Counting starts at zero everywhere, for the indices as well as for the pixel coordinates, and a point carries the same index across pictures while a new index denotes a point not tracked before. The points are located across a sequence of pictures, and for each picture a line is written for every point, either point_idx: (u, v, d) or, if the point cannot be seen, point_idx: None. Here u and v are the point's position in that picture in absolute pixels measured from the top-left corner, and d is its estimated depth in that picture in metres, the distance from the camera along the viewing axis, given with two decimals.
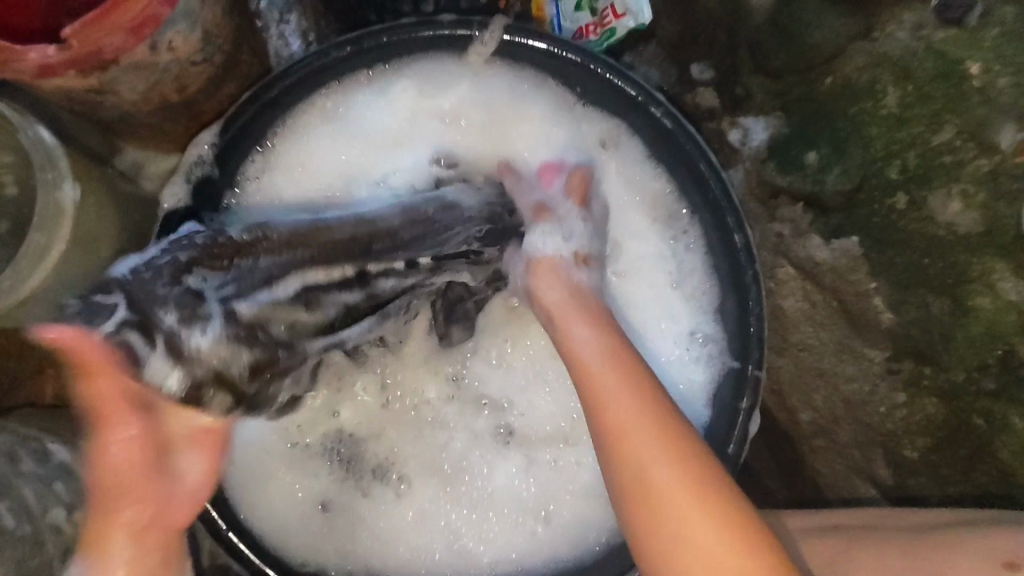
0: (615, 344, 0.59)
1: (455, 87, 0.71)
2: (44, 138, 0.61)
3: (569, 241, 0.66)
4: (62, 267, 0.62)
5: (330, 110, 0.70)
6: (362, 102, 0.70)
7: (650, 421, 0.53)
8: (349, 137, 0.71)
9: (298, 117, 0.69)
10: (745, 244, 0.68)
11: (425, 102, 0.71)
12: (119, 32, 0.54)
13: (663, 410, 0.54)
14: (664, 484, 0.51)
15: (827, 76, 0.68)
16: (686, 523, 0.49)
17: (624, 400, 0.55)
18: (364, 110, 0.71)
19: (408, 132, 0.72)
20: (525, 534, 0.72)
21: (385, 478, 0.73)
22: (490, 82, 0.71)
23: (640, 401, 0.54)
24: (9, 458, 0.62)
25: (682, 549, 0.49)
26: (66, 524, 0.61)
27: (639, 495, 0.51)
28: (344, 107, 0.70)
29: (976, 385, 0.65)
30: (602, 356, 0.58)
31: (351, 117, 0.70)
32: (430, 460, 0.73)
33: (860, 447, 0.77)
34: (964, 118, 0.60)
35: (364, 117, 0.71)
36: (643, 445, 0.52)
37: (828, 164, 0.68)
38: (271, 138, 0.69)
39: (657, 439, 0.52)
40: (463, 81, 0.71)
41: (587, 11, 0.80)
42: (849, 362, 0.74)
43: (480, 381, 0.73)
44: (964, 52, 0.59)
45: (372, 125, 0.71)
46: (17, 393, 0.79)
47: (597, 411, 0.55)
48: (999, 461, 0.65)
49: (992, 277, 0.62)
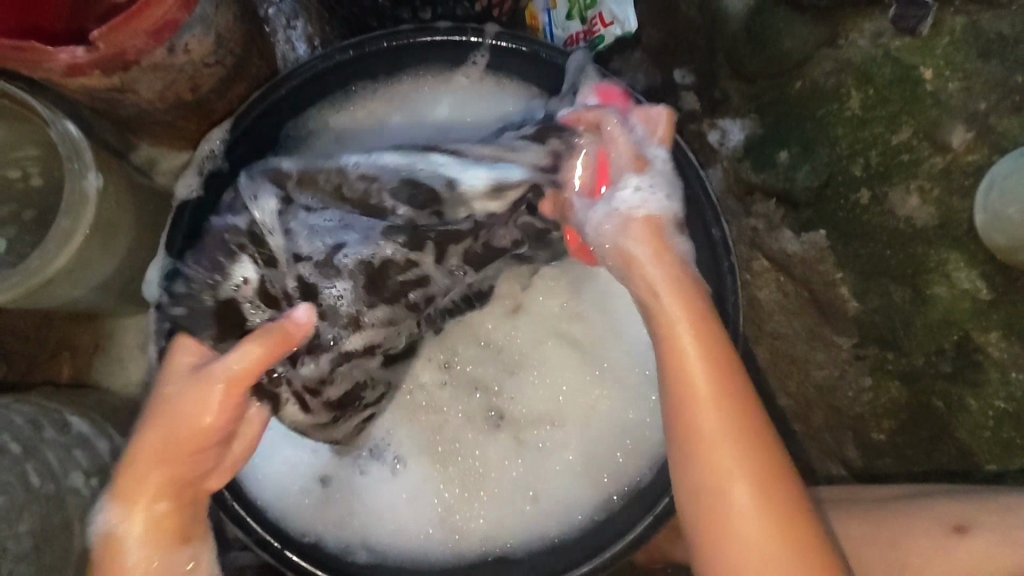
0: (710, 327, 0.58)
1: (440, 101, 0.77)
2: (71, 131, 0.65)
3: (649, 194, 0.66)
4: (84, 250, 0.67)
5: (329, 126, 0.75)
6: (357, 120, 0.75)
7: (740, 442, 0.54)
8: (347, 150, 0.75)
9: (300, 129, 0.74)
10: (722, 237, 0.72)
11: (416, 121, 0.77)
12: (141, 35, 0.59)
13: (754, 432, 0.55)
14: (740, 503, 0.53)
15: (797, 80, 0.73)
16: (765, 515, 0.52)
17: (716, 414, 0.54)
18: (361, 129, 0.76)
19: None
20: (515, 511, 0.76)
21: (381, 457, 0.77)
22: (474, 97, 0.77)
23: (732, 417, 0.54)
24: (34, 426, 0.67)
25: (718, 498, 0.53)
26: (85, 488, 0.66)
27: (706, 490, 0.54)
28: (341, 123, 0.75)
29: (935, 367, 0.70)
30: (709, 346, 0.57)
31: (348, 133, 0.75)
32: (426, 440, 0.77)
33: (831, 430, 0.80)
34: (918, 119, 0.66)
35: (362, 135, 0.76)
36: (724, 438, 0.54)
37: (798, 163, 0.73)
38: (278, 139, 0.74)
39: (745, 462, 0.53)
40: (447, 97, 0.77)
41: (578, 20, 0.85)
42: (819, 349, 0.78)
43: (471, 362, 0.77)
44: (916, 59, 0.66)
45: (370, 143, 0.76)
46: (35, 373, 0.84)
47: (674, 372, 0.56)
48: (958, 441, 0.71)
49: (947, 267, 0.67)
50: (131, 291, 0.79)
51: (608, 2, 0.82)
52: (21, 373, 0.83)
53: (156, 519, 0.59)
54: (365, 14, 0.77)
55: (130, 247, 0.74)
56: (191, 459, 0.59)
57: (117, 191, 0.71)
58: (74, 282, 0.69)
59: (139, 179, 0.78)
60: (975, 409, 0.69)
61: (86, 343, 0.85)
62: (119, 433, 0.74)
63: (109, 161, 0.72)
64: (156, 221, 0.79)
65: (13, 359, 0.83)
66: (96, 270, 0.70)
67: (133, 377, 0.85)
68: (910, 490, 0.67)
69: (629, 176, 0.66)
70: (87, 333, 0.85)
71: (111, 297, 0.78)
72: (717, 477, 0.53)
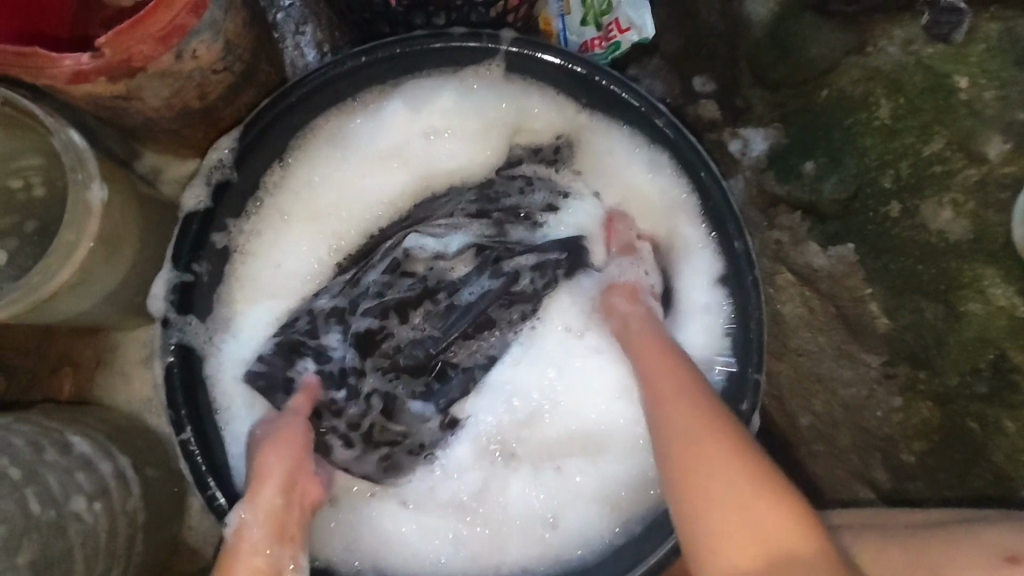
0: (679, 363, 0.63)
1: (444, 99, 0.73)
2: (75, 140, 0.63)
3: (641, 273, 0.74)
4: (88, 264, 0.64)
5: (331, 126, 0.72)
6: (362, 127, 0.73)
7: (705, 424, 0.56)
8: (354, 154, 0.73)
9: (307, 131, 0.72)
10: (745, 250, 0.70)
11: (414, 118, 0.74)
12: (149, 41, 0.57)
13: (723, 420, 0.57)
14: (719, 476, 0.52)
15: (823, 89, 0.70)
16: (729, 490, 0.51)
17: (684, 409, 0.58)
18: (361, 128, 0.73)
19: (400, 148, 0.74)
20: (533, 539, 0.73)
21: (391, 485, 0.74)
22: (476, 92, 0.74)
23: (699, 411, 0.57)
24: (34, 447, 0.64)
25: (693, 478, 0.53)
26: (87, 513, 0.64)
27: (685, 475, 0.54)
28: (347, 126, 0.73)
29: (970, 388, 0.67)
30: (670, 363, 0.63)
31: (353, 136, 0.73)
32: (437, 468, 0.75)
33: (859, 452, 0.79)
34: (952, 129, 0.63)
35: (361, 135, 0.73)
36: (695, 425, 0.56)
37: (825, 174, 0.70)
38: (289, 146, 0.71)
39: (717, 438, 0.54)
40: (453, 93, 0.73)
41: (593, 26, 0.82)
42: (846, 366, 0.76)
43: (486, 394, 0.76)
44: (950, 67, 0.63)
45: (368, 141, 0.74)
46: (35, 391, 0.82)
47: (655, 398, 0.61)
48: (995, 465, 0.68)
49: (982, 282, 0.64)
50: (135, 305, 0.77)
51: (624, 8, 0.81)
52: (22, 392, 0.81)
53: (267, 542, 0.62)
54: (375, 19, 0.74)
55: (136, 260, 0.72)
56: (289, 486, 0.65)
57: (122, 202, 0.69)
58: (77, 297, 0.67)
59: (144, 189, 0.76)
60: (1011, 431, 0.66)
61: (87, 359, 0.83)
62: (122, 452, 0.72)
63: (114, 172, 0.70)
64: (162, 233, 0.77)
65: (16, 374, 0.82)
66: (99, 284, 0.68)
67: (137, 393, 0.83)
68: (954, 517, 0.65)
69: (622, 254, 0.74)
70: (89, 348, 0.83)
71: (116, 311, 0.75)
72: (679, 459, 0.55)
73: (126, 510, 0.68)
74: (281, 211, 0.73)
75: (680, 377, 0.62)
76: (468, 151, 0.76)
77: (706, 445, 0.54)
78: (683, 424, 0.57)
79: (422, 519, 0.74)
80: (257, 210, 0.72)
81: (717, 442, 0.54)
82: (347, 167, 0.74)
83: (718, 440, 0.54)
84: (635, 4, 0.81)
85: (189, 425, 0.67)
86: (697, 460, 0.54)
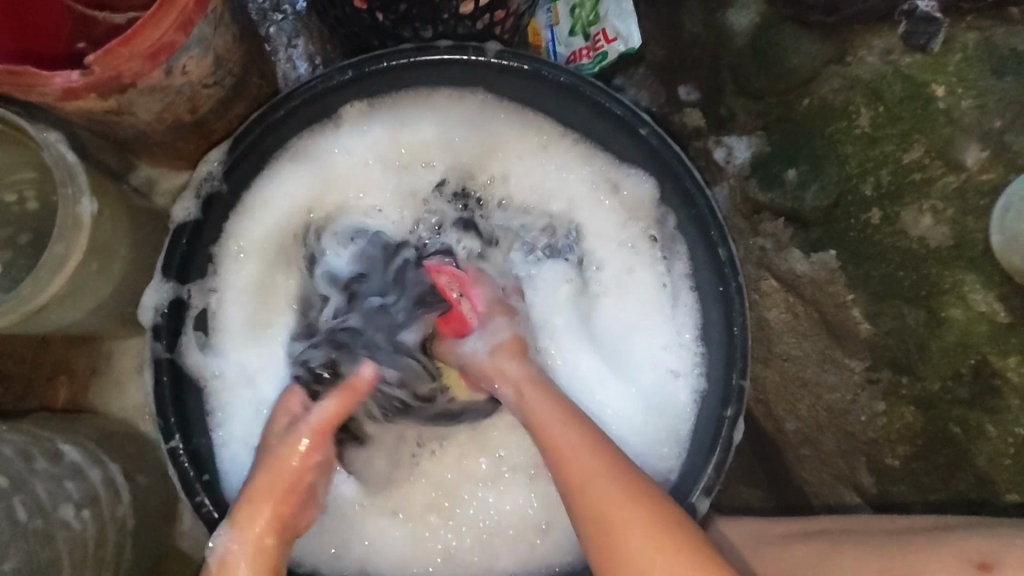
0: (594, 438, 0.59)
1: (425, 130, 0.76)
2: (65, 155, 0.65)
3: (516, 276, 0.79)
4: (79, 275, 0.66)
5: (315, 154, 0.75)
6: (338, 148, 0.75)
7: (589, 452, 0.58)
8: (338, 178, 0.76)
9: (293, 156, 0.74)
10: (729, 257, 0.70)
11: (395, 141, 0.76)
12: (137, 59, 0.58)
13: (617, 462, 0.57)
14: (635, 538, 0.52)
15: (805, 98, 0.72)
16: (607, 513, 0.54)
17: (568, 436, 0.59)
18: (341, 155, 0.75)
19: (382, 168, 0.77)
20: (525, 543, 0.74)
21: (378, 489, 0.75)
22: (455, 111, 0.76)
23: (578, 437, 0.59)
24: (25, 456, 0.65)
25: (613, 539, 0.53)
26: (75, 520, 0.65)
27: (604, 535, 0.54)
28: (332, 151, 0.75)
29: (951, 393, 0.67)
30: (583, 438, 0.59)
31: (336, 162, 0.75)
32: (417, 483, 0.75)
33: (844, 456, 0.78)
34: (931, 137, 0.64)
35: (341, 160, 0.75)
36: (614, 494, 0.55)
37: (807, 182, 0.72)
38: (276, 165, 0.73)
39: (622, 490, 0.55)
40: (429, 122, 0.76)
41: (580, 36, 0.84)
42: (830, 371, 0.77)
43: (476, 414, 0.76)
44: (928, 76, 0.64)
45: (349, 164, 0.76)
46: (30, 399, 0.83)
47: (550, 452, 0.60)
48: (977, 469, 0.68)
49: (963, 289, 0.64)
50: (126, 314, 0.78)
51: (611, 19, 0.81)
52: (17, 399, 0.82)
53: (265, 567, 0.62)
54: (365, 33, 0.75)
55: (127, 271, 0.73)
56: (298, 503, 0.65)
57: (114, 215, 0.70)
58: (67, 309, 0.68)
59: (135, 200, 0.77)
60: (994, 436, 0.66)
61: (82, 367, 0.85)
62: (114, 459, 0.73)
63: (105, 185, 0.71)
64: (152, 243, 0.78)
65: (13, 379, 0.83)
66: (89, 296, 0.69)
67: (130, 399, 0.84)
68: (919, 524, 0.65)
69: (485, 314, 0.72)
70: (85, 356, 0.85)
71: (108, 320, 0.77)
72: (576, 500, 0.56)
73: (116, 517, 0.70)
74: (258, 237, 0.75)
75: (585, 453, 0.58)
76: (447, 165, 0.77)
77: (578, 482, 0.56)
78: (587, 480, 0.56)
79: (409, 530, 0.75)
80: (236, 236, 0.74)
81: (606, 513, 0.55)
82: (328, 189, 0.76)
83: (594, 473, 0.56)
84: (622, 14, 0.81)
85: (178, 433, 0.68)
86: (552, 445, 0.60)
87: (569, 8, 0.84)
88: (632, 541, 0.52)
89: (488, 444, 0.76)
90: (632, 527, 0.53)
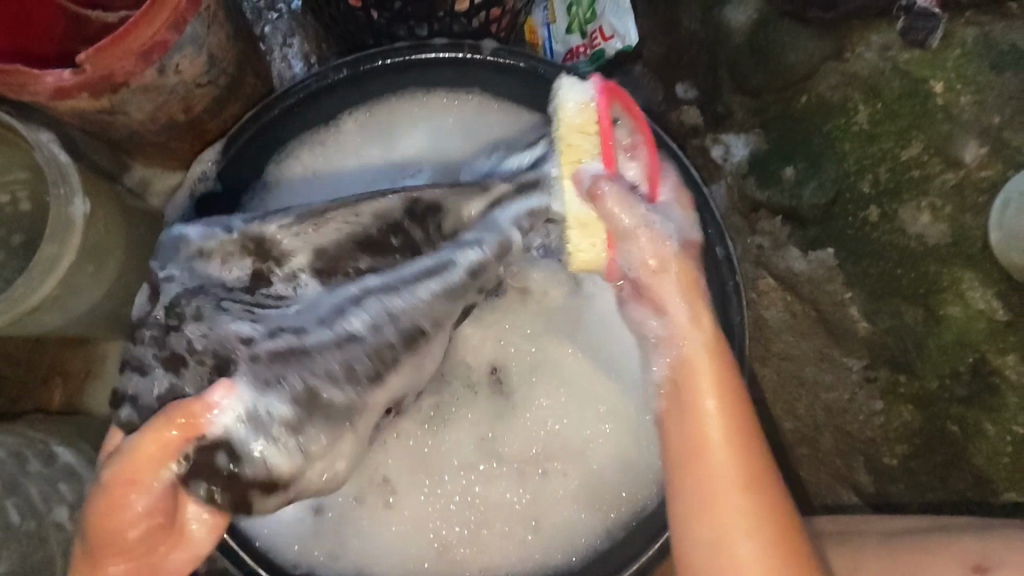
0: (740, 421, 0.53)
1: (420, 134, 0.74)
2: (57, 155, 0.64)
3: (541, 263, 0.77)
4: (71, 276, 0.65)
5: (308, 160, 0.73)
6: (329, 154, 0.73)
7: (732, 443, 0.52)
8: (331, 183, 0.73)
9: (286, 163, 0.72)
10: (726, 256, 0.70)
11: (390, 146, 0.74)
12: (130, 57, 0.58)
13: (757, 461, 0.52)
14: (747, 554, 0.50)
15: (803, 94, 0.71)
16: (726, 517, 0.51)
17: (714, 416, 0.53)
18: (335, 161, 0.73)
19: (375, 171, 0.74)
20: (515, 543, 0.74)
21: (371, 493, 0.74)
22: (449, 114, 0.74)
23: (729, 421, 0.53)
24: (17, 458, 0.65)
25: (726, 545, 0.51)
26: (68, 522, 0.65)
27: (717, 548, 0.51)
28: (326, 156, 0.73)
29: (949, 392, 0.67)
30: (732, 416, 0.53)
31: (330, 166, 0.73)
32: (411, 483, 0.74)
33: (842, 455, 0.78)
34: (929, 133, 0.64)
35: (334, 166, 0.73)
36: (741, 503, 0.51)
37: (805, 179, 0.71)
38: (268, 170, 0.72)
39: (750, 505, 0.51)
40: (426, 125, 0.74)
41: (577, 34, 0.84)
42: (828, 370, 0.76)
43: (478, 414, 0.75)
44: (926, 71, 0.63)
45: (343, 169, 0.73)
46: (24, 400, 0.82)
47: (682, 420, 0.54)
48: (975, 468, 0.67)
49: (961, 286, 0.64)
50: (121, 316, 0.78)
51: (608, 15, 0.81)
52: (11, 402, 0.82)
53: None
54: (360, 31, 0.75)
55: (120, 272, 0.73)
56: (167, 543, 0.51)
57: (107, 215, 0.70)
58: (60, 310, 0.67)
59: (129, 201, 0.77)
60: (993, 435, 0.65)
61: (77, 369, 0.84)
62: None
63: (98, 185, 0.71)
64: (146, 243, 0.78)
65: (7, 382, 0.82)
66: (83, 297, 0.69)
67: None
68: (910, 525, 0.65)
69: (626, 161, 0.56)
70: (79, 357, 0.84)
71: (102, 322, 0.76)
72: (692, 480, 0.53)
73: None
74: None
75: (740, 438, 0.53)
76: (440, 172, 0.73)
77: (706, 476, 0.52)
78: (715, 479, 0.52)
79: (405, 532, 0.74)
80: (228, 241, 0.72)
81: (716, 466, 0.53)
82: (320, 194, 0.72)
83: (735, 474, 0.52)
84: (619, 11, 0.81)
85: None
86: (689, 411, 0.54)
87: (566, 6, 0.83)
88: (737, 553, 0.50)
89: (485, 443, 0.75)
90: (738, 537, 0.51)
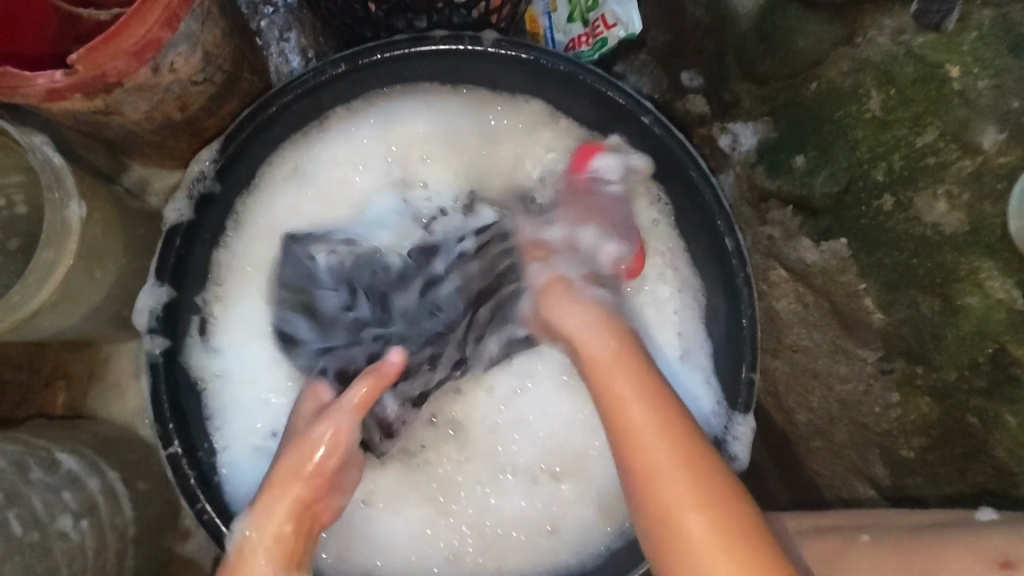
0: (652, 383, 0.57)
1: (416, 130, 0.75)
2: (50, 158, 0.63)
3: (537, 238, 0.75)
4: (69, 281, 0.64)
5: (297, 164, 0.74)
6: (320, 154, 0.74)
7: (650, 400, 0.56)
8: (327, 182, 0.75)
9: (274, 165, 0.73)
10: (736, 248, 0.68)
11: (381, 144, 0.75)
12: (121, 56, 0.56)
13: (672, 416, 0.55)
14: (668, 481, 0.51)
15: (812, 81, 0.69)
16: (655, 473, 0.52)
17: (639, 401, 0.56)
18: (325, 162, 0.74)
19: (368, 171, 0.76)
20: (530, 547, 0.74)
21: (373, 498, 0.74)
22: (443, 107, 0.75)
23: (657, 406, 0.56)
24: (19, 467, 0.64)
25: (648, 492, 0.52)
26: (72, 531, 0.64)
27: (647, 492, 0.52)
28: (317, 153, 0.74)
29: (968, 383, 0.65)
30: (638, 371, 0.59)
31: (326, 168, 0.75)
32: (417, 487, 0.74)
33: (857, 448, 0.77)
34: (945, 120, 0.61)
35: (323, 167, 0.75)
36: (666, 453, 0.52)
37: (816, 167, 0.69)
38: (262, 174, 0.72)
39: (670, 437, 0.53)
40: (422, 123, 0.75)
41: (579, 23, 0.82)
42: (842, 362, 0.75)
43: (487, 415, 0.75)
44: (942, 56, 0.61)
45: (334, 169, 0.75)
46: (27, 405, 0.82)
47: (608, 400, 0.57)
48: (994, 460, 0.66)
49: (980, 275, 0.61)
50: (123, 319, 0.77)
51: (610, 3, 0.79)
52: (14, 406, 0.81)
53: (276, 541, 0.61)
54: (357, 24, 0.73)
55: (120, 275, 0.72)
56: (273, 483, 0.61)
57: (104, 217, 0.69)
58: (58, 316, 0.66)
59: (127, 202, 0.76)
60: (1013, 426, 0.63)
61: (80, 372, 0.83)
62: (112, 466, 0.72)
63: (94, 186, 0.69)
64: (146, 245, 0.76)
65: (9, 387, 0.81)
66: (81, 301, 0.68)
67: (129, 405, 0.83)
68: (926, 521, 0.65)
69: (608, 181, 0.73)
70: (83, 361, 0.83)
71: (102, 326, 0.75)
72: (618, 443, 0.55)
73: (115, 526, 0.69)
74: (241, 257, 0.73)
75: (642, 407, 0.55)
76: (436, 170, 0.76)
77: (628, 428, 0.55)
78: (630, 419, 0.55)
79: (411, 534, 0.74)
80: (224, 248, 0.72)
81: (646, 447, 0.53)
82: (320, 196, 0.75)
83: (658, 430, 0.54)
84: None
85: (177, 439, 0.66)
86: (617, 411, 0.56)
87: None
88: (666, 473, 0.52)
89: (496, 455, 0.75)
90: (664, 460, 0.52)
